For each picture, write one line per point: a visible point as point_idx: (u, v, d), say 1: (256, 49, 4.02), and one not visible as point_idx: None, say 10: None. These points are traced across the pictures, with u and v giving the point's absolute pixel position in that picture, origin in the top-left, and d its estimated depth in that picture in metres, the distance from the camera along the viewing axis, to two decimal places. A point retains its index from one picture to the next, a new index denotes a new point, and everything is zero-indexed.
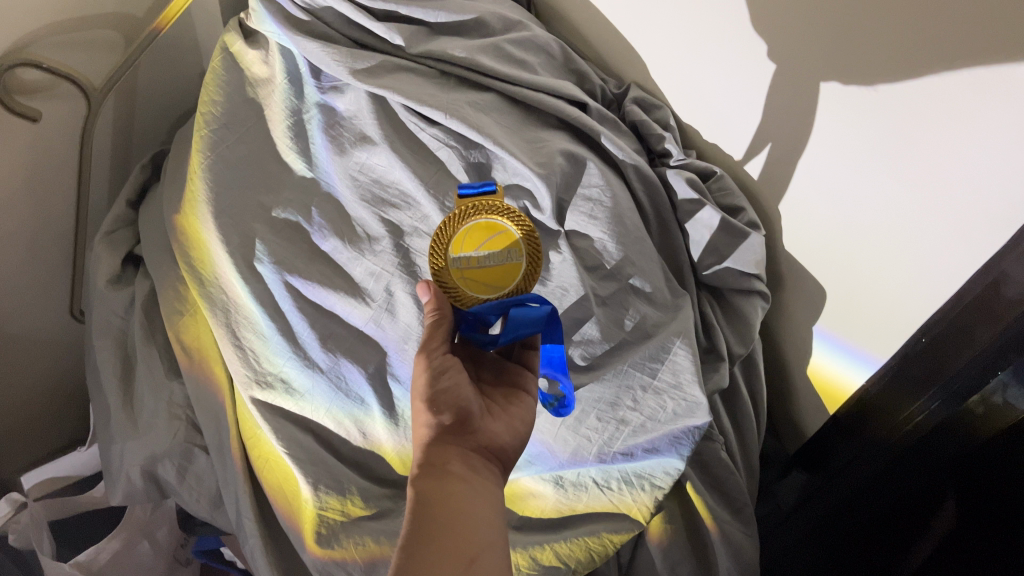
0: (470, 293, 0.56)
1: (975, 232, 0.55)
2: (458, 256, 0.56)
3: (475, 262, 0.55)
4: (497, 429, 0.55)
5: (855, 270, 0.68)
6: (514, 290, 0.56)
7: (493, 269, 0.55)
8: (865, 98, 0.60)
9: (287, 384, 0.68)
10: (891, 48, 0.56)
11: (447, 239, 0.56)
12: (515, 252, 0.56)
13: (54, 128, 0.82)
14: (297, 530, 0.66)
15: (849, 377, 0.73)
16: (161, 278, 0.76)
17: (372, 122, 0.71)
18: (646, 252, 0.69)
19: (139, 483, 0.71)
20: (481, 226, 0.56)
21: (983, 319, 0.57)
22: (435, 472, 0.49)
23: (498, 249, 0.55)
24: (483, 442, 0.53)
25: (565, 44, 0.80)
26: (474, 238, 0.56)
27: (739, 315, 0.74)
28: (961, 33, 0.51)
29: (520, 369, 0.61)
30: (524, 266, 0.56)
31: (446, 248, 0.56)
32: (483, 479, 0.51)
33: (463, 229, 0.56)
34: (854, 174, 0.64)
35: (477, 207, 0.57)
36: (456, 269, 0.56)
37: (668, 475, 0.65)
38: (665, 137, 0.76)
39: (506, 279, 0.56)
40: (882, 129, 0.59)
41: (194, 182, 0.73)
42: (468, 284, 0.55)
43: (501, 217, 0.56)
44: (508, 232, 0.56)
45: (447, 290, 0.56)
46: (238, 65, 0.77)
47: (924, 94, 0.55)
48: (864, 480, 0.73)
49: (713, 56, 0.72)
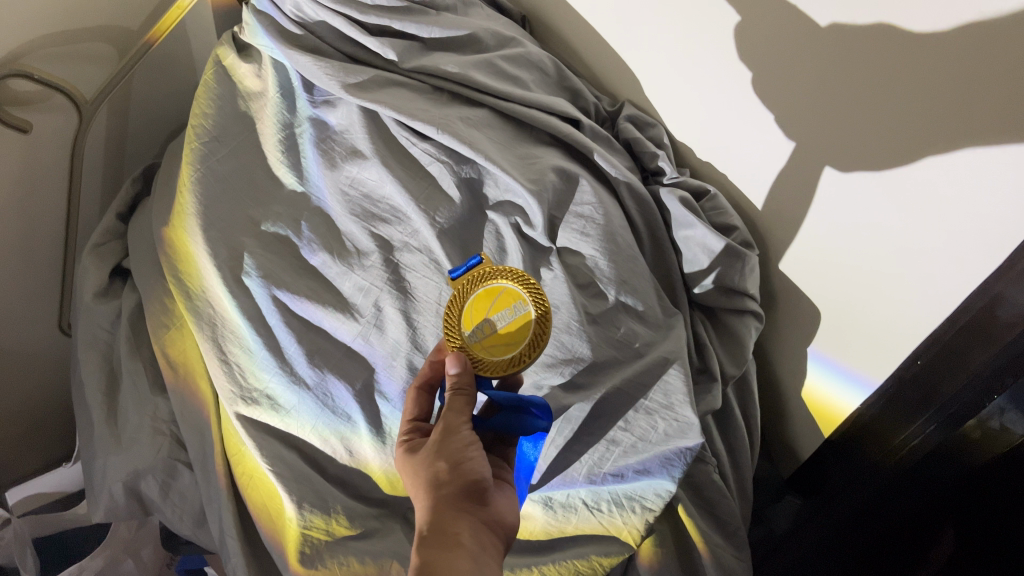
0: (494, 359, 0.54)
1: (968, 251, 0.54)
2: (473, 330, 0.56)
3: (488, 329, 0.55)
4: (508, 509, 0.52)
5: (849, 291, 0.67)
6: (534, 340, 0.54)
7: (507, 327, 0.55)
8: (862, 119, 0.59)
9: (273, 401, 0.67)
10: (885, 64, 0.56)
11: (457, 319, 0.57)
12: (521, 305, 0.55)
13: (43, 140, 0.81)
14: (281, 550, 0.65)
15: (844, 400, 0.72)
16: (147, 291, 0.74)
17: (364, 136, 0.70)
18: (639, 270, 0.68)
19: (121, 500, 0.69)
20: (481, 295, 0.57)
21: (975, 342, 0.57)
22: (442, 541, 0.46)
23: (504, 308, 0.55)
24: (494, 517, 0.50)
25: (558, 61, 0.80)
26: (479, 310, 0.56)
27: (733, 336, 0.73)
28: (948, 50, 0.51)
29: (497, 460, 0.58)
30: (535, 314, 0.55)
31: (459, 327, 0.56)
32: (494, 553, 0.47)
33: (468, 305, 0.57)
34: (848, 194, 0.63)
35: (475, 279, 0.58)
36: (474, 342, 0.55)
37: (659, 497, 0.63)
38: (659, 155, 0.76)
39: (524, 334, 0.54)
40: (872, 146, 0.59)
41: (183, 197, 0.73)
42: (492, 350, 0.55)
43: (498, 280, 0.57)
44: (511, 290, 0.56)
45: (471, 364, 0.55)
46: (230, 79, 0.77)
47: (918, 110, 0.54)
48: (853, 509, 0.74)
49: (705, 74, 0.72)
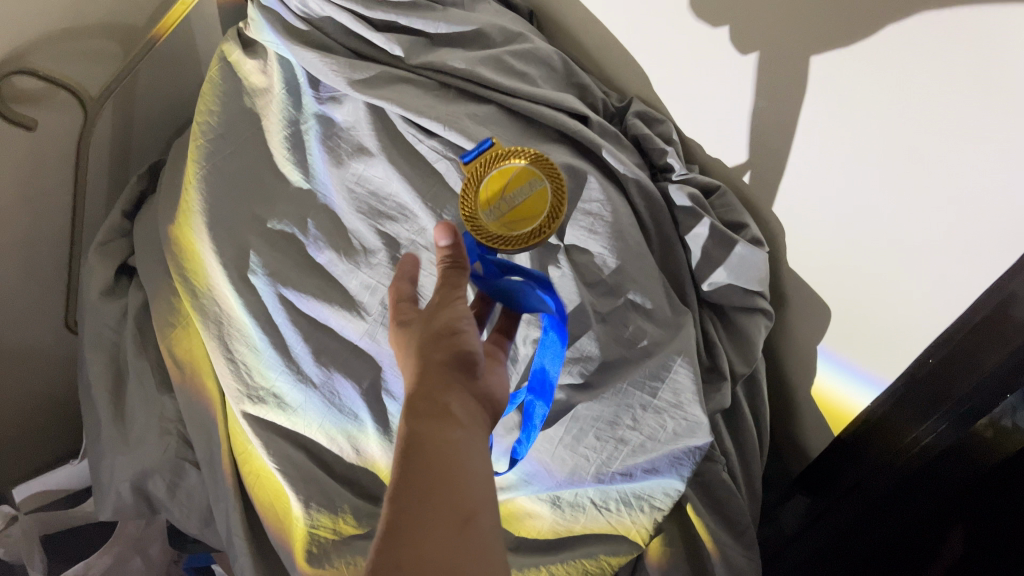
0: (513, 233, 0.59)
1: (981, 251, 0.56)
2: (491, 210, 0.59)
3: (507, 205, 0.59)
4: (497, 386, 0.51)
5: (860, 286, 0.67)
6: (551, 212, 0.59)
7: (524, 202, 0.59)
8: (883, 113, 0.59)
9: (279, 400, 0.67)
10: (903, 58, 0.55)
11: (474, 199, 0.60)
12: (536, 181, 0.59)
13: (49, 136, 0.81)
14: (287, 548, 0.65)
15: (855, 398, 0.72)
16: (153, 290, 0.74)
17: (371, 133, 0.69)
18: (649, 269, 0.67)
19: (129, 499, 0.70)
20: (495, 175, 0.60)
21: (991, 342, 0.58)
22: (432, 408, 0.44)
23: (521, 185, 0.60)
24: (485, 393, 0.49)
25: (566, 56, 0.79)
26: (495, 189, 0.60)
27: (742, 334, 0.72)
28: (970, 50, 0.51)
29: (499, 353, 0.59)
30: (550, 186, 0.59)
31: (476, 206, 0.60)
32: (484, 428, 0.45)
33: (484, 186, 0.60)
34: (866, 186, 0.63)
35: (489, 157, 0.60)
36: (494, 220, 0.59)
37: (667, 496, 0.64)
38: (667, 152, 0.75)
39: (542, 210, 0.59)
40: (892, 141, 0.59)
41: (189, 194, 0.72)
42: (512, 224, 0.59)
43: (512, 157, 0.60)
44: (524, 169, 0.60)
45: (492, 239, 0.59)
46: (236, 76, 0.75)
47: (936, 106, 0.54)
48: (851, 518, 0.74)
49: (715, 70, 0.71)
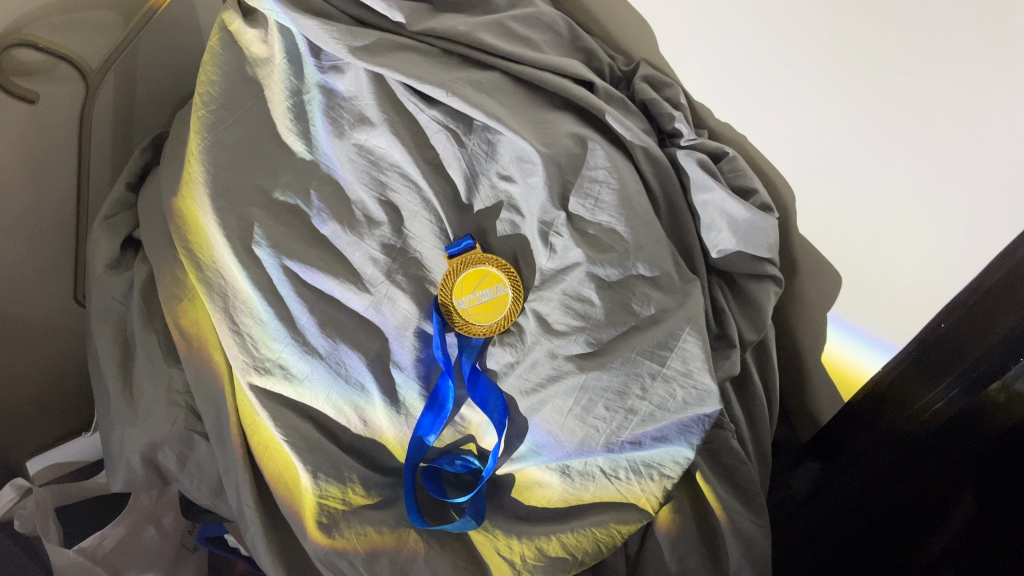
0: (481, 324, 0.66)
1: (998, 216, 0.56)
2: (462, 299, 0.66)
3: (474, 304, 0.65)
4: None
5: (873, 249, 0.67)
6: (510, 315, 0.66)
7: (489, 303, 0.65)
8: (907, 75, 0.58)
9: (285, 371, 0.67)
10: (924, 19, 0.55)
11: (450, 288, 0.66)
12: (502, 287, 0.65)
13: (52, 111, 0.80)
14: (298, 518, 0.66)
15: (866, 364, 0.73)
16: (157, 262, 0.73)
17: (373, 102, 0.67)
18: (655, 236, 0.66)
19: (140, 470, 0.72)
20: (470, 275, 0.65)
21: (1004, 304, 0.58)
22: None
23: (488, 289, 0.65)
24: None
25: (571, 20, 0.78)
26: (467, 287, 0.65)
27: (752, 301, 0.72)
28: (997, 8, 0.51)
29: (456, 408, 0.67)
30: (511, 295, 0.66)
31: (451, 295, 0.66)
32: None
33: (459, 281, 0.66)
34: (884, 148, 0.62)
35: (465, 258, 0.66)
36: (462, 310, 0.66)
37: (676, 464, 0.64)
38: (676, 116, 0.73)
39: (503, 311, 0.66)
40: (911, 105, 0.59)
41: (191, 166, 0.70)
42: (476, 318, 0.66)
43: (486, 263, 0.65)
44: (494, 273, 0.65)
45: (459, 328, 0.66)
46: (237, 45, 0.71)
47: (958, 68, 0.55)
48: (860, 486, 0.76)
49: (729, 32, 0.70)
